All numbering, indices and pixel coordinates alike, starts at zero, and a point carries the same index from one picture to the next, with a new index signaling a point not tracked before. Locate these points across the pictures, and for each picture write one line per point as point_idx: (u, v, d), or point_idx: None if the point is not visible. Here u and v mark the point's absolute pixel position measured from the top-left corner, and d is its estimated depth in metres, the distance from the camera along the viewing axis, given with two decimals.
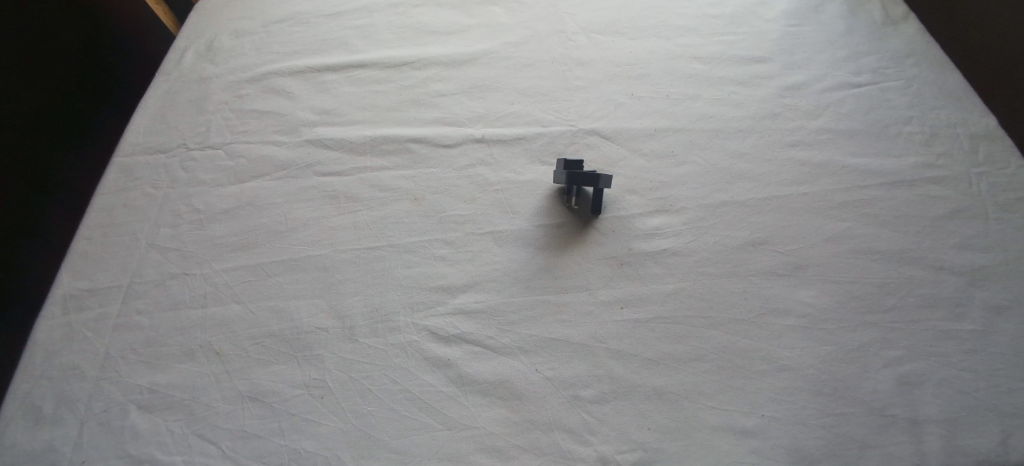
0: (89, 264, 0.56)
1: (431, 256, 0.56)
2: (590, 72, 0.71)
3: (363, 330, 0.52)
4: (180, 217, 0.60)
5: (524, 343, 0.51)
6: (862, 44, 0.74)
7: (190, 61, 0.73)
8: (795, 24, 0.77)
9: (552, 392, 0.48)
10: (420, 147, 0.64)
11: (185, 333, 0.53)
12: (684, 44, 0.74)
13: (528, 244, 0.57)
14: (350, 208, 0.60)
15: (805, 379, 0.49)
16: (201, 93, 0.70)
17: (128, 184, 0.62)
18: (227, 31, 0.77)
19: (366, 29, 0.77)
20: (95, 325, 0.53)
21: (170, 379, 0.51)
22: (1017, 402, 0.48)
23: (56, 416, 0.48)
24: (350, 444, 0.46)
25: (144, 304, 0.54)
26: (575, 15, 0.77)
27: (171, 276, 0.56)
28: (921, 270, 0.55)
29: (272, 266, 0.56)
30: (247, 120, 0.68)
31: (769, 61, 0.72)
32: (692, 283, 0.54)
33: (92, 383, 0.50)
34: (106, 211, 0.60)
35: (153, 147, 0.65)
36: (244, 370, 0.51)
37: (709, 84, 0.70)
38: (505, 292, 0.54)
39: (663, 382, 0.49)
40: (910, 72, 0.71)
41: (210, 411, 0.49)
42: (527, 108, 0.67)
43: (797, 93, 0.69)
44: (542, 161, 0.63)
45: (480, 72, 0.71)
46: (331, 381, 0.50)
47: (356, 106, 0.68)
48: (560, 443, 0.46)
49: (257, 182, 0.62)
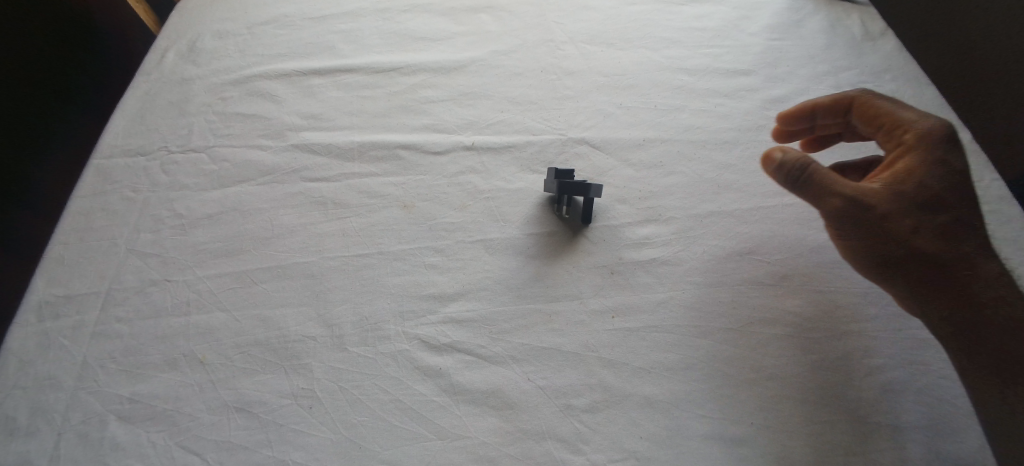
0: (64, 270, 0.54)
1: (422, 264, 0.56)
2: (578, 81, 0.71)
3: (352, 339, 0.51)
4: (162, 222, 0.58)
5: (517, 352, 0.51)
6: (842, 59, 0.76)
7: (172, 62, 0.71)
8: (777, 38, 0.78)
9: (544, 401, 0.48)
10: (409, 154, 0.64)
11: (167, 342, 0.51)
12: (670, 56, 0.75)
13: (518, 253, 0.57)
14: (339, 214, 0.59)
15: (791, 387, 0.50)
16: (183, 94, 0.68)
17: (107, 187, 0.60)
18: (209, 32, 0.75)
19: (353, 33, 0.76)
20: (72, 333, 0.51)
21: (152, 389, 0.49)
22: None
23: (31, 428, 0.47)
24: (341, 454, 0.46)
25: (124, 311, 0.53)
26: (563, 25, 0.78)
27: (151, 283, 0.55)
28: None
29: (259, 273, 0.55)
30: (232, 123, 0.66)
31: (753, 75, 0.74)
32: (681, 292, 0.55)
33: (69, 394, 0.48)
34: (84, 215, 0.58)
35: (133, 149, 0.63)
36: (230, 380, 0.49)
37: (695, 95, 0.71)
38: (497, 301, 0.54)
39: (654, 390, 0.49)
40: (888, 87, 0.73)
41: (194, 422, 0.48)
42: (517, 116, 0.67)
43: (780, 107, 0.71)
44: (532, 170, 0.63)
45: (469, 80, 0.71)
46: (320, 392, 0.49)
47: (344, 111, 0.67)
48: (552, 452, 0.46)
49: (242, 187, 0.61)
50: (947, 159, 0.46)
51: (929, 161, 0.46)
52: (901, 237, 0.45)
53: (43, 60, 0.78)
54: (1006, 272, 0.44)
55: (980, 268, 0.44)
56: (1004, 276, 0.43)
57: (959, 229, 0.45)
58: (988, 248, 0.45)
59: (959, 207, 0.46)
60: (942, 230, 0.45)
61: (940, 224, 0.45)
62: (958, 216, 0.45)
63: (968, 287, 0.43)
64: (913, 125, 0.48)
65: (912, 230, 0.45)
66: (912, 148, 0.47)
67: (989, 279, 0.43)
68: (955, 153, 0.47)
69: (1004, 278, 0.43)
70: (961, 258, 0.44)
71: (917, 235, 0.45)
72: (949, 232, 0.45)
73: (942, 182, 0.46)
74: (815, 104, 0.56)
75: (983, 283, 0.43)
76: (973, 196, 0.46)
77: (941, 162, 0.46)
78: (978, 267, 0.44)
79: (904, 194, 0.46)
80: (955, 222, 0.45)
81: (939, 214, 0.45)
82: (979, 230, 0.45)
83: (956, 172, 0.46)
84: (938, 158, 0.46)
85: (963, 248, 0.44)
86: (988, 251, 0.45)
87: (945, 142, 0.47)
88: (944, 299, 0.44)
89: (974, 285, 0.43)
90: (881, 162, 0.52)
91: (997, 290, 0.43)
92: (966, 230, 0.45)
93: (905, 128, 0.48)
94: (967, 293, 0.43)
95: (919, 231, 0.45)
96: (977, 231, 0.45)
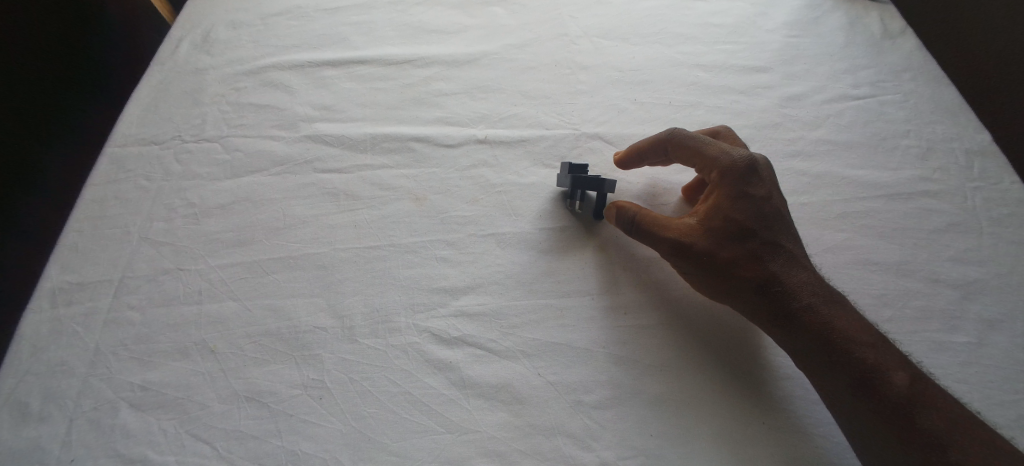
0: (78, 257, 0.54)
1: (433, 257, 0.55)
2: (592, 76, 0.71)
3: (363, 330, 0.51)
4: (174, 211, 0.59)
5: (527, 346, 0.50)
6: (861, 57, 0.75)
7: (186, 51, 0.71)
8: (795, 35, 0.77)
9: (554, 396, 0.48)
10: (422, 146, 0.64)
11: (179, 330, 0.52)
12: (686, 52, 0.74)
13: (530, 247, 0.56)
14: (350, 206, 0.59)
15: (804, 388, 0.49)
16: (197, 84, 0.68)
17: (121, 175, 0.60)
18: (223, 22, 0.75)
19: (366, 25, 0.75)
20: (85, 320, 0.51)
21: (163, 377, 0.49)
22: (1010, 413, 0.49)
23: (43, 413, 0.47)
24: (350, 446, 0.46)
25: (136, 299, 0.53)
26: (578, 19, 0.76)
27: (163, 272, 0.55)
28: (916, 282, 0.56)
29: (270, 263, 0.55)
30: (245, 114, 0.66)
31: (769, 72, 0.73)
32: (693, 290, 0.54)
33: (81, 380, 0.49)
34: (98, 202, 0.58)
35: (147, 139, 0.63)
36: (240, 370, 0.50)
37: (710, 92, 0.70)
38: (507, 295, 0.53)
39: (663, 389, 0.49)
40: (907, 86, 0.72)
41: (204, 411, 0.48)
42: (530, 110, 0.67)
43: (797, 104, 0.70)
44: (545, 164, 0.63)
45: (482, 73, 0.70)
46: (330, 382, 0.49)
47: (356, 103, 0.67)
48: (561, 448, 0.46)
49: (254, 177, 0.61)
50: (748, 191, 0.51)
51: (728, 194, 0.51)
52: (718, 266, 0.50)
53: (55, 51, 0.74)
54: (816, 282, 0.48)
55: (795, 282, 0.48)
56: (813, 286, 0.48)
57: (767, 252, 0.49)
58: (798, 262, 0.50)
59: (775, 232, 0.50)
60: (752, 254, 0.49)
61: (750, 250, 0.49)
62: (767, 241, 0.50)
63: (792, 296, 0.48)
64: (721, 162, 0.51)
65: (729, 261, 0.49)
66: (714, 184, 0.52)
67: (797, 291, 0.48)
68: (758, 182, 0.51)
69: (812, 288, 0.48)
70: (786, 276, 0.49)
71: (733, 264, 0.49)
72: (763, 256, 0.49)
73: (745, 212, 0.50)
74: (638, 147, 0.58)
75: (800, 293, 0.48)
76: (785, 219, 0.51)
77: (741, 194, 0.51)
78: (786, 282, 0.48)
79: (715, 230, 0.50)
80: (767, 246, 0.50)
81: (745, 240, 0.49)
82: (787, 249, 0.50)
83: (756, 200, 0.51)
84: (739, 192, 0.51)
85: (782, 266, 0.49)
86: (800, 266, 0.49)
87: (744, 175, 0.51)
88: (770, 313, 0.48)
89: (787, 297, 0.48)
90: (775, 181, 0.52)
91: (803, 297, 0.47)
92: (780, 251, 0.50)
93: (712, 168, 0.52)
94: (783, 304, 0.48)
95: (735, 261, 0.49)
96: (787, 249, 0.50)
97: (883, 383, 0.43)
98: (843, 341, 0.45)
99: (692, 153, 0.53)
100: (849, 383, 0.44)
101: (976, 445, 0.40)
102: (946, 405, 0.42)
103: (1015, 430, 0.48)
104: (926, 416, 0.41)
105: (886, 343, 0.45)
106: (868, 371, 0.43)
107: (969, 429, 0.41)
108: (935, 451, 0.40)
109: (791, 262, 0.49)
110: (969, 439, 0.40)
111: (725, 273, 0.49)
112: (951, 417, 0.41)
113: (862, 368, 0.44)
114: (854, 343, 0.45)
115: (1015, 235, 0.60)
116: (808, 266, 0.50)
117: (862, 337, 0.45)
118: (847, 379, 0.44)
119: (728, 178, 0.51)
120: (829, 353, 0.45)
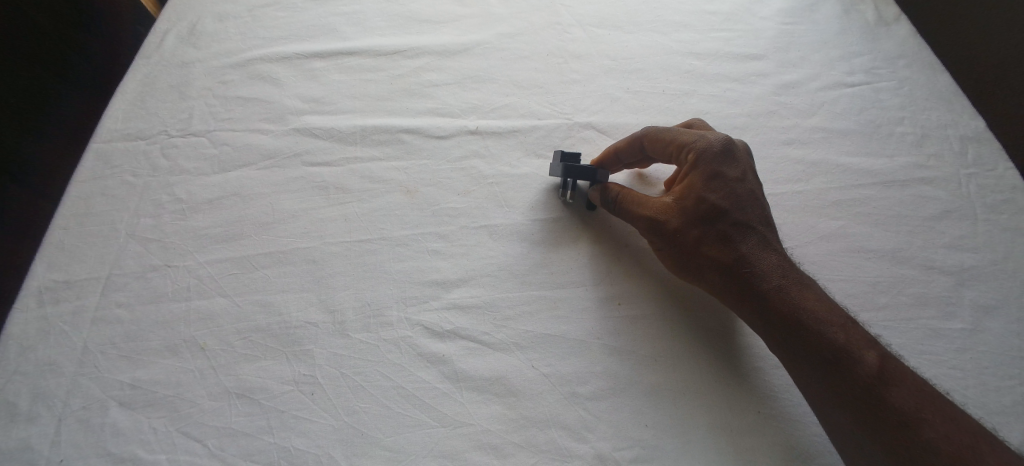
0: (64, 255, 0.54)
1: (424, 249, 0.55)
2: (586, 65, 0.70)
3: (354, 324, 0.51)
4: (162, 207, 0.58)
5: (521, 339, 0.50)
6: (856, 44, 0.74)
7: (171, 44, 0.70)
8: (790, 22, 0.76)
9: (549, 389, 0.48)
10: (413, 138, 0.63)
11: (168, 328, 0.51)
12: (680, 40, 0.73)
13: (523, 239, 0.56)
14: (340, 199, 0.58)
15: None
16: (184, 78, 0.67)
17: (107, 172, 0.59)
18: (209, 14, 0.73)
19: (356, 16, 0.74)
20: (73, 318, 0.51)
21: (152, 375, 0.49)
22: (1004, 399, 0.49)
23: (32, 414, 0.46)
24: (342, 442, 0.46)
25: (124, 296, 0.52)
26: (571, 8, 0.75)
27: (151, 268, 0.54)
28: (910, 269, 0.56)
29: (260, 259, 0.54)
30: (232, 107, 0.65)
31: (764, 60, 0.72)
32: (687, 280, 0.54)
33: (70, 380, 0.48)
34: (83, 199, 0.57)
35: (134, 134, 0.62)
36: (231, 366, 0.49)
37: (704, 80, 0.69)
38: (500, 287, 0.53)
39: (658, 379, 0.49)
40: (902, 73, 0.71)
41: (195, 408, 0.47)
42: (522, 100, 0.66)
43: (791, 92, 0.69)
44: (537, 155, 0.62)
45: (473, 63, 0.69)
46: (322, 378, 0.48)
47: (346, 95, 0.66)
48: (556, 440, 0.46)
49: (243, 171, 0.60)
50: (721, 172, 0.51)
51: (701, 176, 0.51)
52: (687, 248, 0.50)
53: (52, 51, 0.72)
54: (786, 264, 0.48)
55: (765, 263, 0.48)
56: (783, 268, 0.48)
57: (739, 235, 0.49)
58: (769, 245, 0.49)
59: (747, 214, 0.50)
60: (723, 235, 0.49)
61: (720, 231, 0.49)
62: (739, 222, 0.49)
63: (762, 278, 0.47)
64: (696, 145, 0.51)
65: (698, 240, 0.49)
66: (690, 165, 0.51)
67: (767, 273, 0.48)
68: (732, 164, 0.51)
69: (782, 270, 0.48)
70: (756, 258, 0.48)
71: (702, 244, 0.49)
72: (733, 236, 0.49)
73: (718, 193, 0.50)
74: (615, 147, 0.57)
75: (771, 274, 0.48)
76: (757, 201, 0.51)
77: (715, 175, 0.50)
78: (757, 264, 0.48)
79: (687, 209, 0.50)
80: (738, 227, 0.49)
81: (715, 222, 0.49)
82: (759, 232, 0.50)
83: (729, 182, 0.50)
84: (712, 173, 0.50)
85: (753, 247, 0.49)
86: (771, 249, 0.49)
87: (720, 156, 0.51)
88: (740, 295, 0.48)
89: (757, 278, 0.47)
90: (748, 166, 0.52)
91: (773, 280, 0.47)
92: (752, 233, 0.49)
93: (687, 150, 0.51)
94: (751, 286, 0.47)
95: (703, 240, 0.49)
96: (759, 231, 0.50)
97: (851, 363, 0.43)
98: (814, 322, 0.45)
99: (664, 139, 0.53)
100: (820, 364, 0.44)
101: (943, 423, 0.40)
102: (914, 386, 0.42)
103: (1008, 416, 0.49)
104: (894, 394, 0.42)
105: (856, 325, 0.45)
106: (837, 352, 0.44)
107: (937, 409, 0.41)
108: (901, 428, 0.41)
109: (763, 244, 0.49)
110: (937, 417, 0.41)
111: (694, 253, 0.50)
112: (918, 396, 0.42)
113: (831, 349, 0.44)
114: (824, 324, 0.45)
115: (1010, 221, 0.59)
116: (779, 249, 0.50)
117: (833, 319, 0.45)
118: (817, 360, 0.44)
119: (702, 160, 0.51)
120: (799, 334, 0.45)
